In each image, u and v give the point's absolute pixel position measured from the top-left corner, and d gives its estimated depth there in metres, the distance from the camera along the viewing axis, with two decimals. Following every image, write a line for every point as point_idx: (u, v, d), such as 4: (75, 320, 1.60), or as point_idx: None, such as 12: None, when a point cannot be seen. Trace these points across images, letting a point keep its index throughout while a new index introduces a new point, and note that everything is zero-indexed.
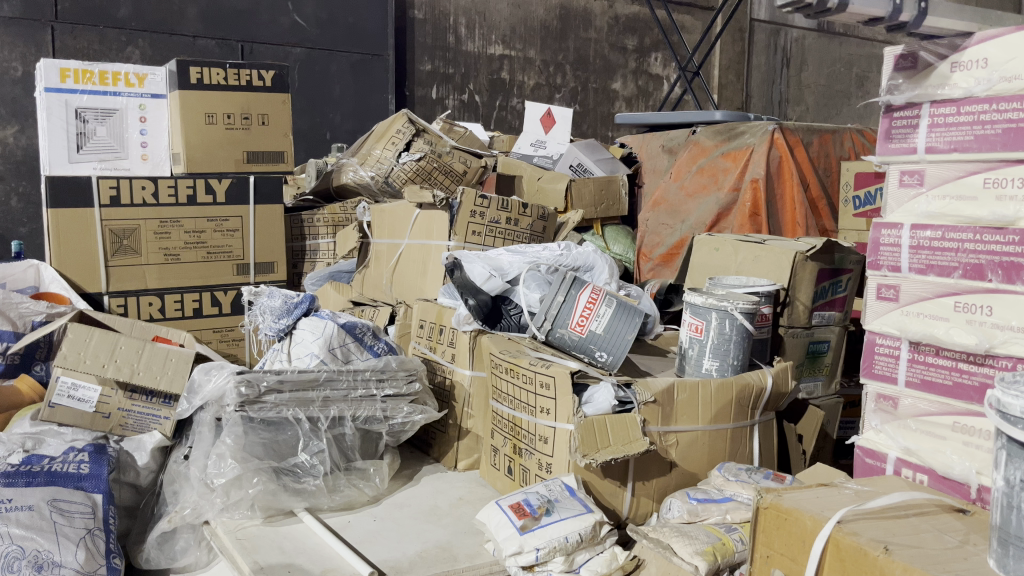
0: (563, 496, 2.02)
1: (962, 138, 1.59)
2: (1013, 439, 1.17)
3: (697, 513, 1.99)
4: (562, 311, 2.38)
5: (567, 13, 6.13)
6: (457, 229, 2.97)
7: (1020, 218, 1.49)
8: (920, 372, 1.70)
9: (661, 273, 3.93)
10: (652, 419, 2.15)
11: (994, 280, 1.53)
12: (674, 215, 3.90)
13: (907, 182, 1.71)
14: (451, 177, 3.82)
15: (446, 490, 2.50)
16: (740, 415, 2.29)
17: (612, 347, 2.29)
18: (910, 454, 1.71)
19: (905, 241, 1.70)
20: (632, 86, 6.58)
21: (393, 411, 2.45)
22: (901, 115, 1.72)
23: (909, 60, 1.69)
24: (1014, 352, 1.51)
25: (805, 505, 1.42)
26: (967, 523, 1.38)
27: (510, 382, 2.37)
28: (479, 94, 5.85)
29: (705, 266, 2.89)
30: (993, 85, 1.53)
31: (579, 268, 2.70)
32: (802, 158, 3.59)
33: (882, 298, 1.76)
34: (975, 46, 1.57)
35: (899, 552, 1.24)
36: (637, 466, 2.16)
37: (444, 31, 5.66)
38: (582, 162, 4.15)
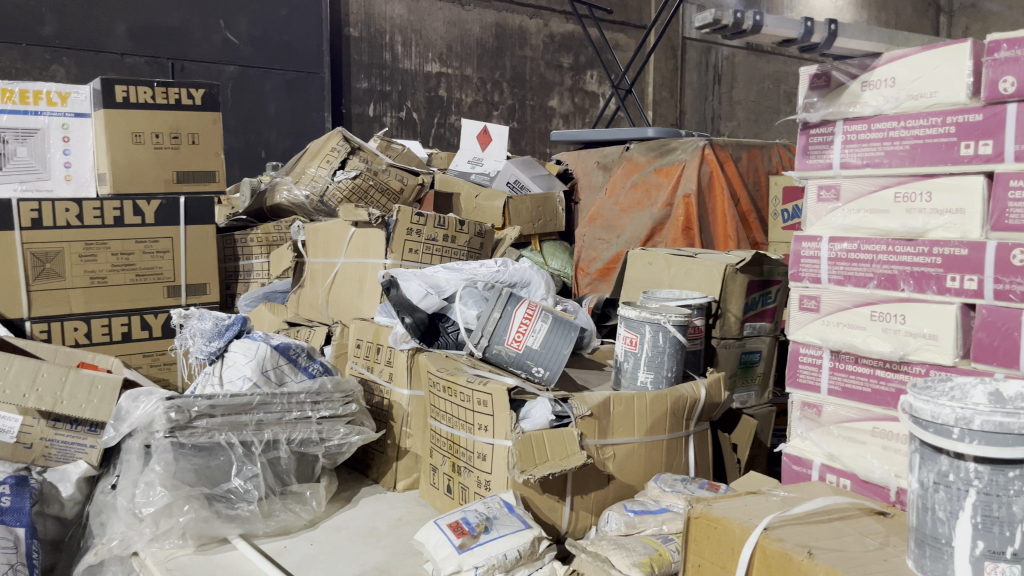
0: (501, 513, 2.04)
1: (874, 153, 1.65)
2: (924, 442, 1.22)
3: (634, 524, 2.01)
4: (499, 327, 2.38)
5: (503, 31, 6.19)
6: (393, 247, 2.95)
7: (929, 230, 1.56)
8: (841, 380, 1.74)
9: (598, 287, 3.98)
10: (589, 432, 2.17)
11: (907, 289, 1.60)
12: (610, 230, 3.95)
13: (825, 196, 1.77)
14: (387, 195, 3.80)
15: (384, 511, 2.47)
16: (675, 426, 2.32)
17: (549, 361, 2.32)
18: (834, 460, 1.75)
19: (824, 254, 1.75)
20: (568, 103, 6.67)
21: (330, 432, 2.42)
22: (817, 131, 1.78)
23: (823, 79, 1.75)
24: (928, 358, 1.56)
25: (733, 513, 1.45)
26: (888, 525, 1.43)
27: (448, 401, 2.37)
28: (416, 112, 5.86)
29: (640, 280, 2.95)
30: (901, 103, 1.60)
31: (515, 284, 2.71)
32: (732, 173, 3.68)
33: (804, 309, 1.81)
34: (883, 66, 1.64)
35: (822, 556, 1.27)
36: (576, 479, 2.18)
37: (381, 48, 5.65)
38: (519, 179, 4.19)
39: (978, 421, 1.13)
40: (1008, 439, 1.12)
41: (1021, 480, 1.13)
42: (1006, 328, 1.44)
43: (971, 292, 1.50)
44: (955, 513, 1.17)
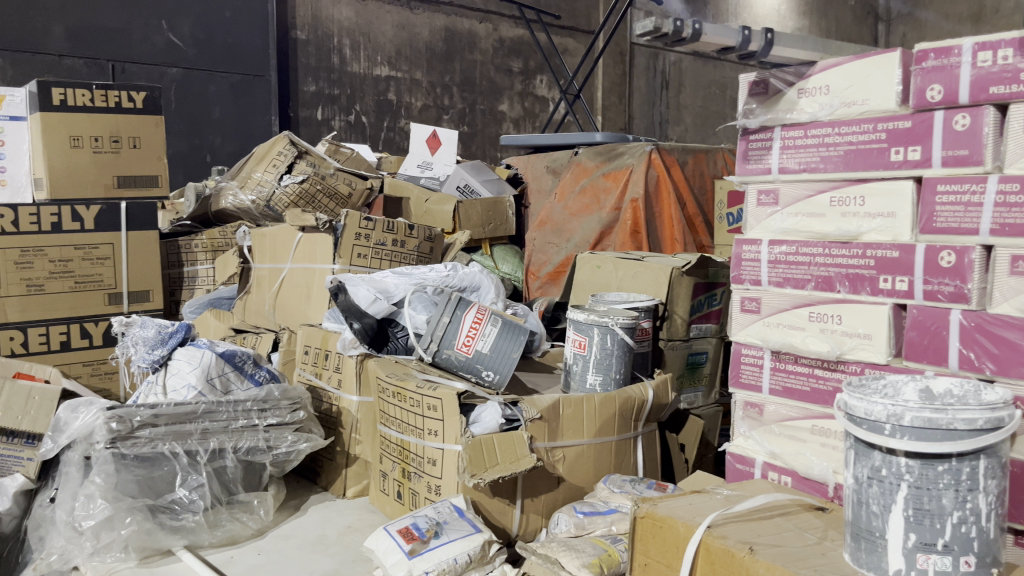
0: (451, 518, 2.04)
1: (810, 158, 1.70)
2: (859, 438, 1.26)
3: (584, 526, 2.03)
4: (448, 331, 2.38)
5: (453, 35, 6.19)
6: (341, 252, 2.93)
7: (863, 233, 1.61)
8: (782, 379, 1.77)
9: (549, 290, 4.01)
10: (539, 435, 2.18)
11: (842, 291, 1.64)
12: (560, 234, 3.98)
13: (764, 201, 1.80)
14: (335, 199, 3.77)
15: (334, 519, 2.45)
16: (623, 427, 2.35)
17: (499, 366, 2.33)
18: (775, 458, 1.79)
19: (764, 256, 1.78)
20: (519, 107, 6.70)
21: (277, 440, 2.39)
22: (756, 137, 1.81)
23: (761, 86, 1.79)
24: (863, 357, 1.60)
25: (678, 512, 1.48)
26: (826, 520, 1.47)
27: (397, 406, 2.36)
28: (365, 115, 5.83)
29: (588, 284, 2.99)
30: (835, 110, 1.65)
31: (465, 288, 2.72)
32: (678, 178, 3.73)
33: (745, 310, 1.84)
34: (818, 74, 1.68)
35: (763, 552, 1.31)
36: (526, 482, 2.19)
37: (328, 52, 5.62)
38: (469, 183, 4.20)
39: (908, 417, 1.18)
40: (937, 433, 1.17)
41: (949, 473, 1.17)
42: (935, 327, 1.50)
43: (902, 293, 1.55)
44: (888, 507, 1.21)
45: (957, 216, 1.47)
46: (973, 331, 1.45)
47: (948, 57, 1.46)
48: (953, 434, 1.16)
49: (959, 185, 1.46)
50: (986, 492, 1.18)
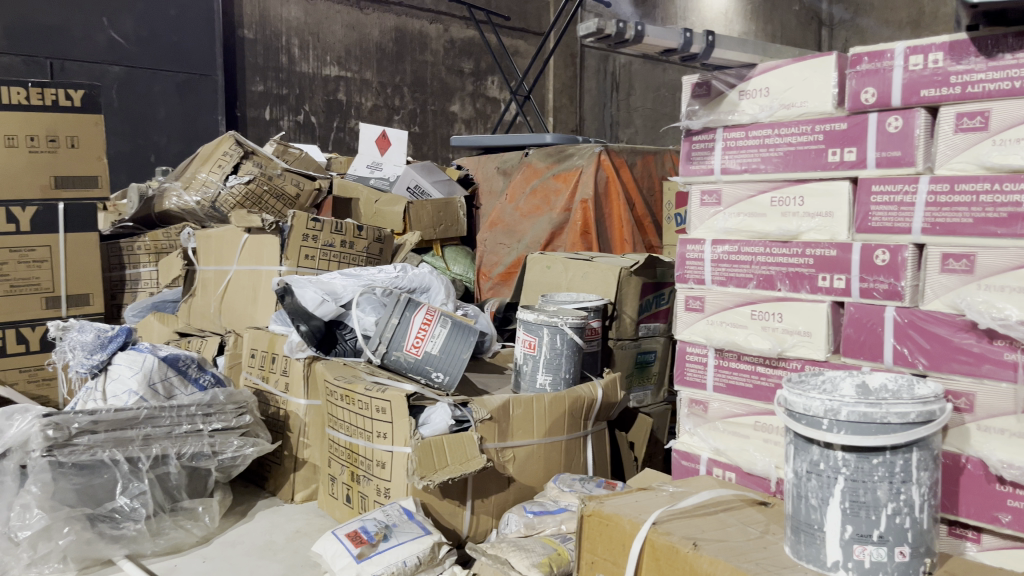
0: (400, 520, 2.03)
1: (751, 159, 1.73)
2: (798, 433, 1.29)
3: (534, 525, 2.03)
4: (397, 333, 2.36)
5: (403, 36, 6.15)
6: (289, 253, 2.90)
7: (802, 232, 1.64)
8: (725, 377, 1.80)
9: (501, 291, 4.00)
10: (489, 436, 2.18)
11: (783, 289, 1.67)
12: (510, 235, 3.99)
13: (707, 201, 1.83)
14: (282, 200, 3.72)
15: (281, 524, 2.42)
16: (573, 426, 2.36)
17: (448, 367, 2.32)
18: (720, 454, 1.81)
19: (707, 256, 1.81)
20: (470, 108, 6.69)
21: (222, 445, 2.35)
22: (699, 138, 1.84)
23: (704, 88, 1.82)
24: (803, 354, 1.63)
25: (624, 509, 1.49)
26: (768, 514, 1.49)
27: (345, 409, 2.34)
28: (315, 116, 5.76)
29: (539, 284, 3.00)
30: (775, 112, 1.68)
31: (414, 289, 2.70)
32: (627, 179, 3.77)
33: (689, 309, 1.86)
34: (758, 76, 1.71)
35: (706, 547, 1.32)
36: (476, 483, 2.19)
37: (277, 51, 5.55)
38: (420, 184, 4.19)
39: (844, 411, 1.21)
40: (872, 427, 1.20)
41: (884, 466, 1.20)
42: (871, 324, 1.53)
43: (840, 291, 1.58)
44: (826, 500, 1.24)
45: (890, 216, 1.51)
46: (907, 327, 1.48)
47: (882, 61, 1.50)
48: (886, 428, 1.20)
49: (893, 186, 1.50)
50: (919, 484, 1.21)
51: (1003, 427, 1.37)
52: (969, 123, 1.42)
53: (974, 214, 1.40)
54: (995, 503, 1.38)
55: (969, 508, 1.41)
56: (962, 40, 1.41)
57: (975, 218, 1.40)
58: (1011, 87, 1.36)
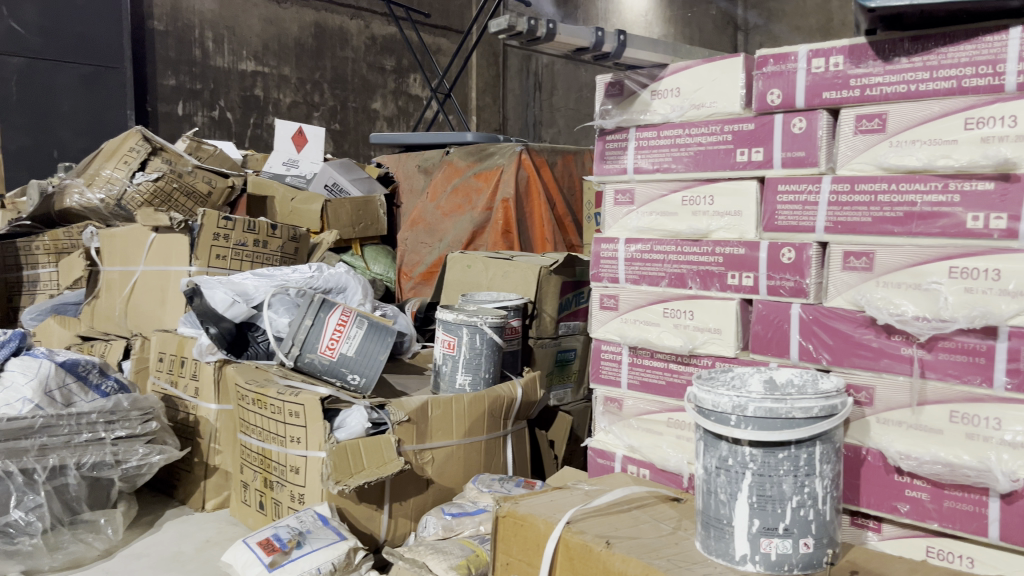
0: (315, 527, 1.98)
1: (663, 158, 1.75)
2: (707, 430, 1.30)
3: (452, 527, 2.01)
4: (310, 335, 2.30)
5: (322, 31, 6.03)
6: (199, 253, 2.79)
7: (713, 231, 1.66)
8: (639, 374, 1.81)
9: (422, 290, 3.96)
10: (406, 438, 2.15)
11: (694, 287, 1.69)
12: (431, 234, 3.94)
13: (621, 200, 1.84)
14: (193, 198, 3.57)
15: (191, 534, 2.33)
16: (492, 426, 2.35)
17: (365, 368, 2.28)
18: (634, 451, 1.82)
19: (621, 255, 1.82)
20: (392, 106, 6.60)
21: (126, 453, 2.26)
22: (612, 138, 1.85)
23: (617, 87, 1.83)
24: (713, 351, 1.65)
25: (538, 509, 1.48)
26: (680, 510, 1.51)
27: (257, 414, 2.27)
28: (230, 112, 5.60)
29: (458, 283, 2.98)
30: (685, 112, 1.70)
31: (330, 289, 2.64)
32: (547, 178, 3.77)
33: (604, 307, 1.86)
34: (668, 77, 1.73)
35: (619, 545, 1.33)
36: (394, 486, 2.15)
37: (189, 44, 5.35)
38: (338, 182, 4.11)
39: (751, 407, 1.23)
40: (777, 422, 1.22)
41: (789, 460, 1.23)
42: (778, 320, 1.56)
43: (748, 289, 1.61)
44: (734, 495, 1.25)
45: (795, 215, 1.54)
46: (811, 323, 1.52)
47: (786, 63, 1.54)
48: (791, 422, 1.22)
49: (797, 186, 1.54)
50: (822, 476, 1.24)
51: (900, 419, 1.42)
52: (868, 125, 1.46)
53: (873, 213, 1.44)
54: (894, 493, 1.42)
55: (869, 498, 1.45)
56: (861, 44, 1.45)
57: (874, 217, 1.44)
58: (907, 91, 1.40)
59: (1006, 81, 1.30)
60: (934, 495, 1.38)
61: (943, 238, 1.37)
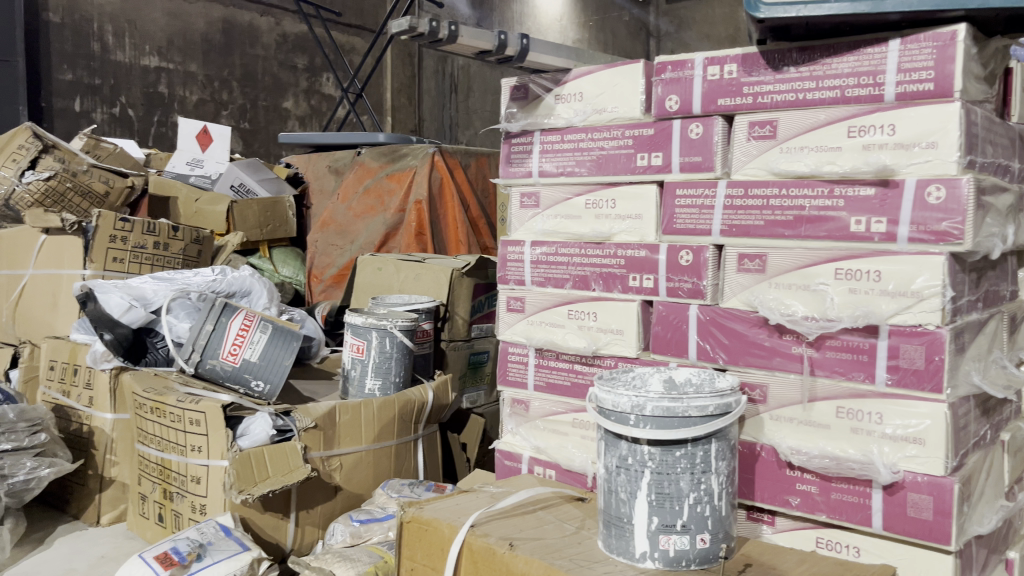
0: (216, 538, 1.90)
1: (567, 162, 1.77)
2: (607, 430, 1.32)
3: (360, 534, 1.98)
4: (212, 340, 2.23)
5: (231, 27, 5.86)
6: (94, 256, 2.67)
7: (614, 234, 1.69)
8: (545, 375, 1.82)
9: (332, 293, 3.89)
10: (313, 444, 2.11)
11: (597, 289, 1.71)
12: (343, 236, 3.88)
13: (526, 203, 1.85)
14: (89, 199, 3.35)
15: (85, 550, 2.22)
16: (402, 431, 2.32)
17: (269, 375, 2.23)
18: (540, 452, 1.84)
19: (527, 257, 1.83)
20: (304, 105, 6.46)
21: (13, 468, 2.13)
22: (518, 141, 1.86)
23: (522, 91, 1.84)
24: (616, 352, 1.68)
25: (443, 513, 1.47)
26: (584, 510, 1.53)
27: (156, 423, 2.18)
28: (132, 108, 5.39)
29: (369, 286, 2.94)
30: (588, 117, 1.72)
31: (234, 293, 2.56)
32: (461, 180, 3.77)
33: (511, 310, 1.87)
34: (572, 81, 1.75)
35: (522, 546, 1.33)
36: (300, 494, 2.11)
37: (87, 37, 5.12)
38: (244, 182, 4.01)
39: (649, 407, 1.25)
40: (674, 421, 1.25)
41: (685, 458, 1.26)
42: (677, 321, 1.60)
43: (648, 291, 1.64)
44: (634, 493, 1.28)
45: (692, 218, 1.58)
46: (709, 324, 1.56)
47: (683, 70, 1.58)
48: (687, 421, 1.25)
49: (694, 190, 1.58)
50: (717, 473, 1.28)
51: (792, 416, 1.47)
52: (760, 131, 1.51)
53: (765, 216, 1.49)
54: (786, 487, 1.48)
55: (763, 493, 1.50)
56: (753, 53, 1.51)
57: (766, 220, 1.49)
58: (795, 99, 1.46)
59: (885, 91, 1.37)
60: (822, 488, 1.43)
61: (830, 241, 1.43)
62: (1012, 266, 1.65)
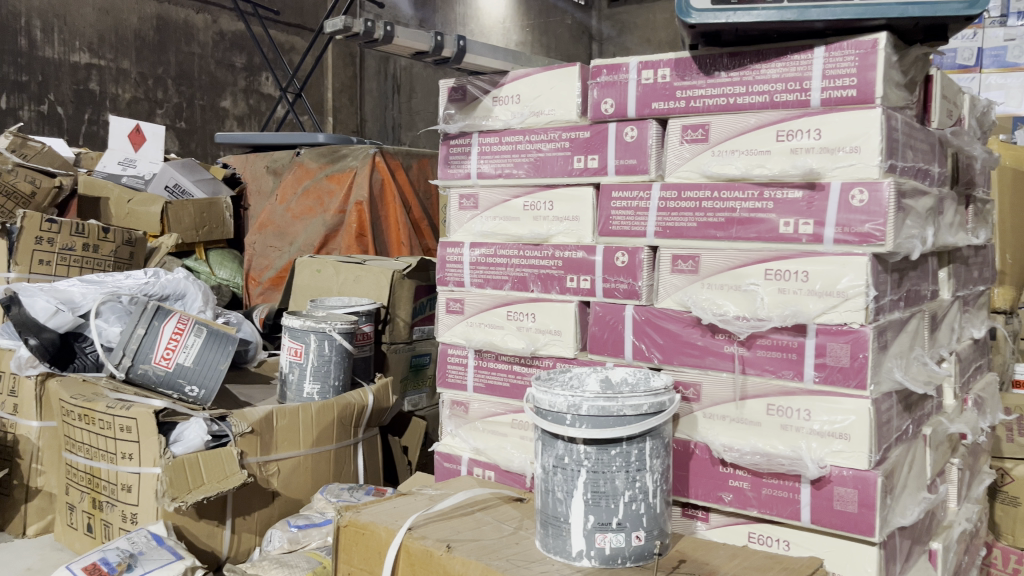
0: (148, 547, 1.85)
1: (505, 164, 1.77)
2: (544, 430, 1.33)
3: (298, 540, 1.95)
4: (144, 344, 2.16)
5: (165, 25, 5.73)
6: (19, 258, 2.60)
7: (552, 236, 1.71)
8: (485, 377, 1.82)
9: (271, 296, 3.83)
10: (249, 450, 2.07)
11: (535, 290, 1.72)
12: (282, 237, 3.82)
13: (465, 205, 1.85)
14: (14, 199, 3.21)
15: (9, 562, 2.15)
16: (342, 435, 2.30)
17: (204, 379, 2.18)
18: (480, 453, 1.84)
19: (465, 259, 1.83)
20: (243, 105, 6.33)
21: None
22: (456, 143, 1.86)
23: (459, 92, 1.83)
24: (554, 353, 1.69)
25: (380, 517, 1.46)
26: (522, 510, 1.54)
27: (84, 431, 2.11)
28: (62, 106, 5.23)
29: (307, 288, 2.90)
30: (525, 119, 1.73)
31: (167, 296, 2.49)
32: (402, 181, 3.74)
33: (450, 311, 1.87)
34: (509, 83, 1.76)
35: (460, 548, 1.33)
36: (236, 500, 2.07)
37: (14, 32, 4.94)
38: (179, 183, 3.92)
39: (585, 406, 1.27)
40: (609, 420, 1.26)
41: (621, 455, 1.27)
42: (613, 321, 1.62)
43: (586, 292, 1.65)
44: (570, 492, 1.29)
45: (628, 219, 1.60)
46: (644, 324, 1.58)
47: (618, 74, 1.60)
48: (622, 419, 1.27)
49: (630, 193, 1.60)
50: (652, 471, 1.29)
51: (724, 413, 1.50)
52: (693, 135, 1.54)
53: (697, 218, 1.52)
54: (718, 483, 1.51)
55: (697, 490, 1.53)
56: (686, 58, 1.54)
57: (698, 222, 1.52)
58: (726, 103, 1.49)
59: (811, 97, 1.41)
60: (753, 484, 1.47)
61: (759, 242, 1.46)
62: (933, 267, 1.71)
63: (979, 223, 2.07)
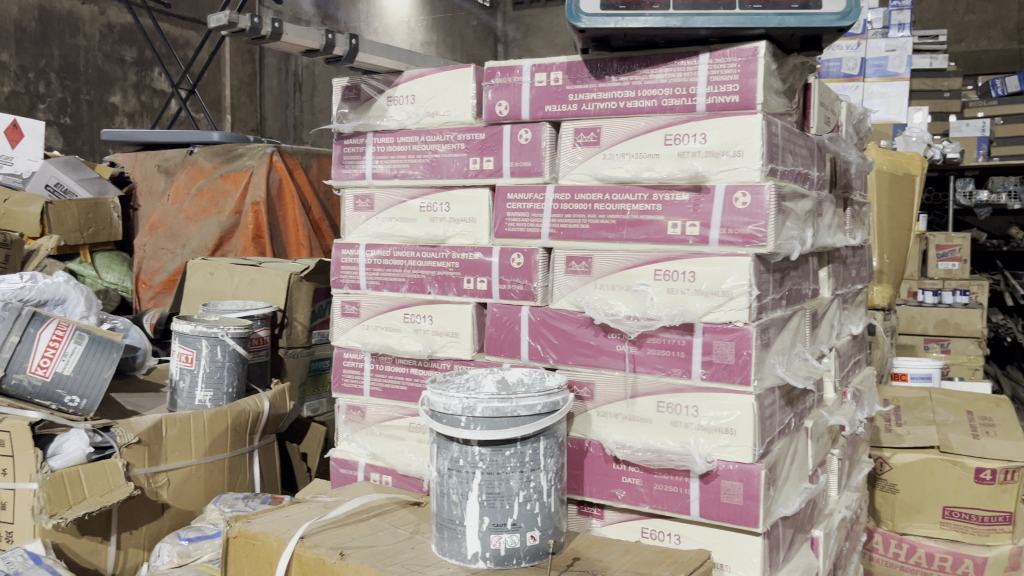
0: (25, 568, 1.72)
1: (400, 165, 1.76)
2: (439, 432, 1.32)
3: (188, 553, 1.87)
4: (17, 353, 2.03)
5: (48, 15, 5.43)
6: None
7: (448, 237, 1.70)
8: (382, 380, 1.80)
9: (163, 300, 3.68)
10: (136, 461, 1.98)
11: (433, 292, 1.71)
12: (174, 239, 3.67)
13: (360, 206, 1.82)
14: None
15: None
16: (236, 443, 2.22)
17: (86, 389, 2.07)
18: (376, 459, 1.82)
19: (361, 260, 1.80)
20: (133, 101, 6.05)
21: None
22: (350, 143, 1.83)
23: (353, 92, 1.81)
24: (451, 354, 1.69)
25: (271, 526, 1.42)
26: (419, 514, 1.52)
27: None
28: None
29: (200, 292, 2.80)
30: (420, 120, 1.72)
31: (45, 302, 2.35)
32: (301, 181, 3.65)
33: (346, 314, 1.83)
34: (404, 83, 1.75)
35: (353, 555, 1.31)
36: (121, 514, 1.98)
37: None
38: (61, 182, 3.73)
39: (479, 408, 1.27)
40: (503, 421, 1.27)
41: (515, 456, 1.28)
42: (510, 323, 1.62)
43: (482, 293, 1.65)
44: (465, 495, 1.28)
45: (523, 221, 1.61)
46: (539, 324, 1.60)
47: (512, 76, 1.61)
48: (516, 420, 1.27)
49: (525, 194, 1.61)
50: (546, 470, 1.30)
51: (617, 412, 1.53)
52: (585, 138, 1.56)
53: (590, 220, 1.55)
54: (612, 480, 1.53)
55: (591, 487, 1.56)
56: (577, 62, 1.56)
57: (591, 224, 1.55)
58: (617, 107, 1.52)
59: (697, 102, 1.45)
60: (646, 480, 1.50)
61: (649, 244, 1.50)
62: (813, 267, 1.79)
63: (856, 225, 2.18)
